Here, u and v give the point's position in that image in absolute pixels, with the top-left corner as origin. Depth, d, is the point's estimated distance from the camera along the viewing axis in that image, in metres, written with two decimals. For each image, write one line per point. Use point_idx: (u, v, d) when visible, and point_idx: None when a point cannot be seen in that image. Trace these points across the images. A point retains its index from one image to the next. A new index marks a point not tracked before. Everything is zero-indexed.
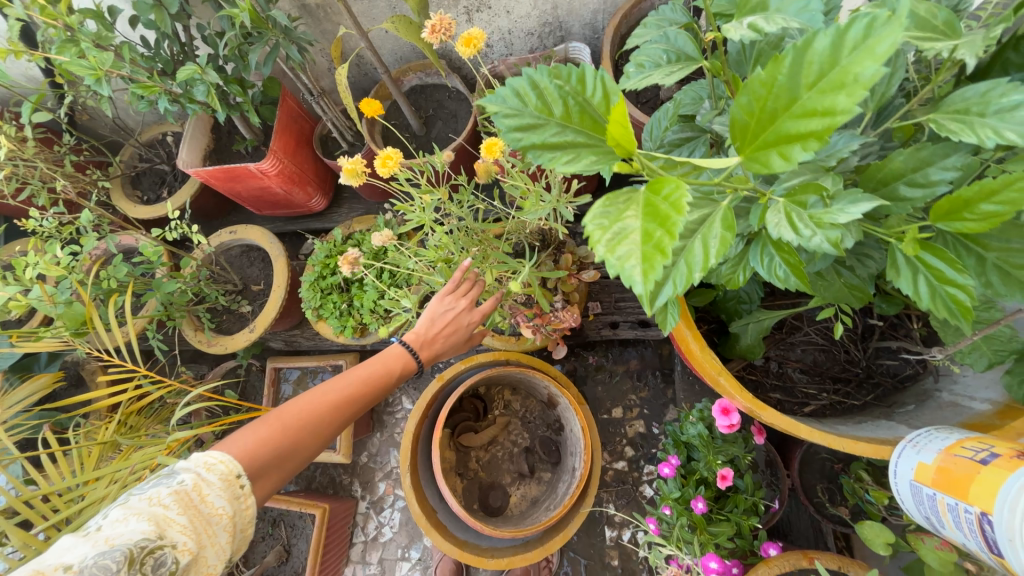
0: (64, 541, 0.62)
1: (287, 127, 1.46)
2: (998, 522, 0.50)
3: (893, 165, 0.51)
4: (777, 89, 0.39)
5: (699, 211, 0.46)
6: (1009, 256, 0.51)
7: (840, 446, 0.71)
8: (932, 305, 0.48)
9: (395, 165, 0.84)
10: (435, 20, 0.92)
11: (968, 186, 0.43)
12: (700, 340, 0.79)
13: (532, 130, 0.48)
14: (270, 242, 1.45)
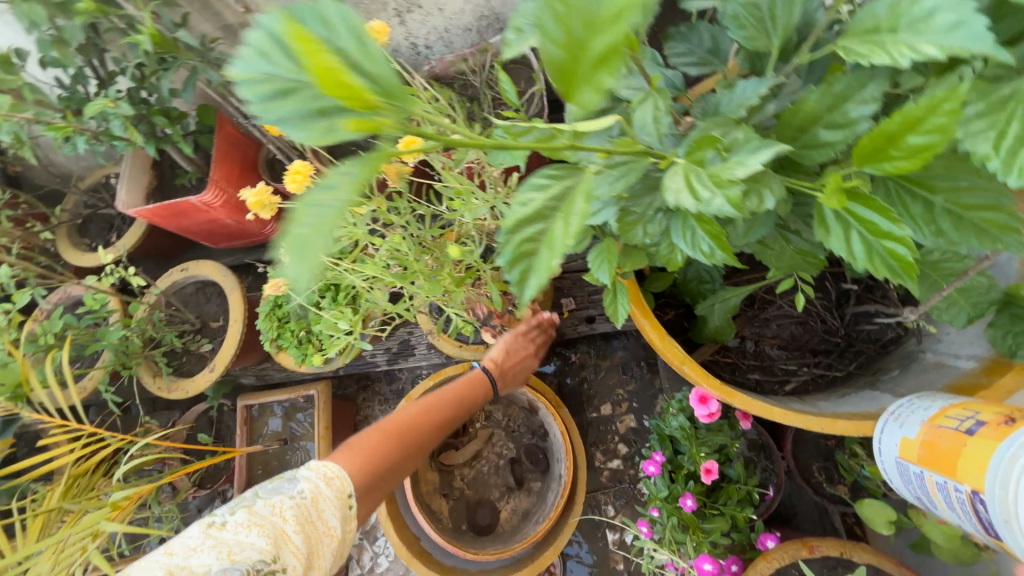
0: (192, 535, 0.62)
1: (227, 155, 1.39)
2: (991, 502, 0.44)
3: (807, 107, 0.45)
4: (571, 2, 0.30)
5: (561, 183, 0.38)
6: (958, 197, 0.46)
7: (819, 428, 0.66)
8: (871, 266, 0.41)
9: (306, 180, 0.77)
10: None
11: (889, 119, 0.36)
12: (660, 329, 0.73)
13: (286, 98, 0.33)
14: (222, 275, 1.38)
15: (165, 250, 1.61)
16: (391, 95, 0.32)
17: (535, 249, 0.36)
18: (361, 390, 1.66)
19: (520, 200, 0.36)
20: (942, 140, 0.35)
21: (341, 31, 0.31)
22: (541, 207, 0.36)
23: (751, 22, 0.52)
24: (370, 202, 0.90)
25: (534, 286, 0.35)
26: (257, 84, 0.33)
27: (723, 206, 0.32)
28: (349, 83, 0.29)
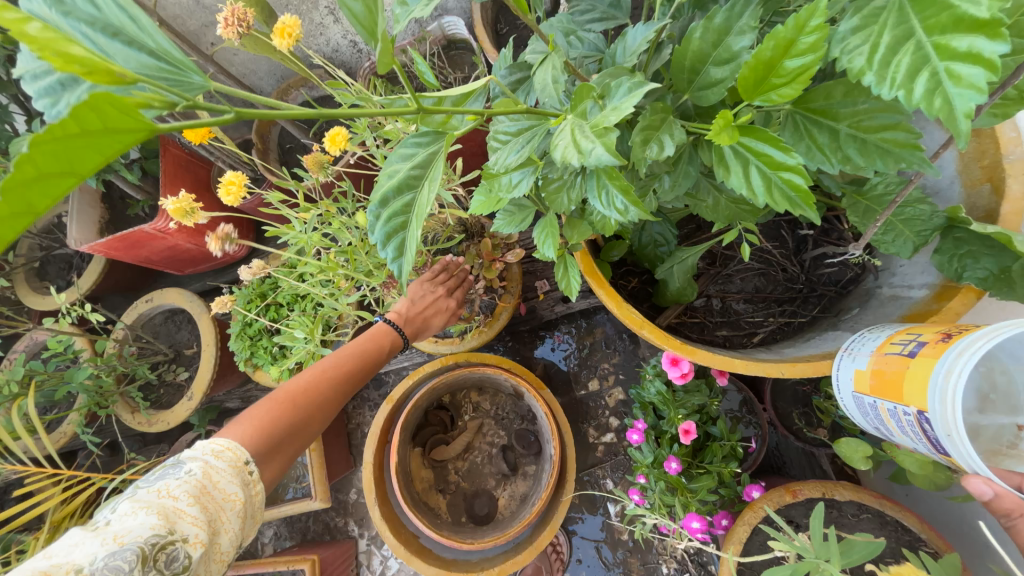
0: (71, 536, 0.58)
1: (177, 178, 1.35)
2: (938, 418, 0.45)
3: (693, 47, 0.39)
4: None
5: (425, 151, 0.40)
6: (860, 121, 0.44)
7: (780, 373, 0.66)
8: (769, 200, 0.38)
9: (240, 191, 0.76)
10: (224, 11, 0.78)
11: (764, 43, 0.33)
12: (616, 296, 0.73)
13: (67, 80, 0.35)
14: (188, 301, 1.35)
15: (130, 284, 1.57)
16: (171, 71, 0.37)
17: (408, 213, 0.39)
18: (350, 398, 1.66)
19: (387, 172, 0.39)
20: (817, 60, 0.33)
21: (110, 11, 0.36)
22: (410, 176, 0.39)
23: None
24: (317, 206, 0.88)
25: (408, 254, 0.37)
26: (40, 77, 0.34)
27: (611, 157, 0.31)
28: (76, 54, 0.28)
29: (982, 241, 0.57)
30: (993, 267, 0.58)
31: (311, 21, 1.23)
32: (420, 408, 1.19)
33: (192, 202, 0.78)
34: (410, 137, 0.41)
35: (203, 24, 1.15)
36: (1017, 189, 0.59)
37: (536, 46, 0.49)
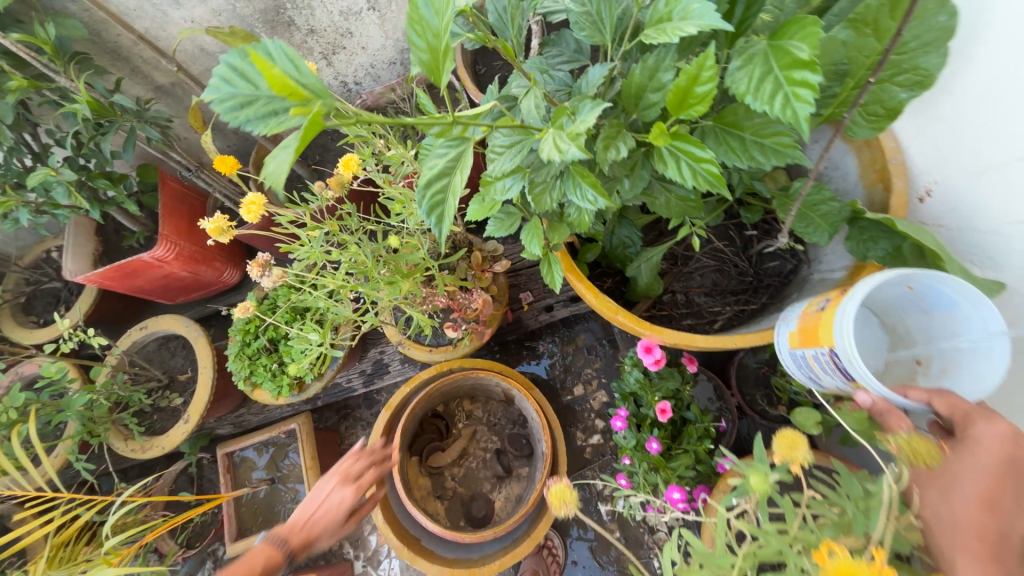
0: None
1: (174, 209, 1.41)
2: (842, 351, 0.56)
3: (635, 81, 0.52)
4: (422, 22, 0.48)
5: (453, 148, 0.49)
6: (761, 130, 0.58)
7: (735, 343, 0.78)
8: (696, 183, 0.49)
9: (261, 210, 0.84)
10: None
11: (678, 77, 0.44)
12: (594, 289, 0.84)
13: (243, 106, 0.43)
14: (184, 326, 1.39)
15: (121, 315, 1.59)
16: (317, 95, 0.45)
17: (446, 195, 0.48)
18: (343, 419, 1.69)
19: (430, 164, 0.48)
20: (716, 85, 0.44)
21: None
22: (446, 166, 0.48)
23: (588, 22, 0.57)
24: (322, 225, 0.96)
25: (448, 222, 0.48)
26: (227, 99, 0.43)
27: (580, 151, 0.41)
28: (291, 85, 0.42)
29: (879, 227, 0.73)
30: (888, 247, 0.73)
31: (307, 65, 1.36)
32: (416, 415, 1.25)
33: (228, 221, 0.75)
34: (443, 143, 0.49)
35: (206, 69, 1.26)
36: (899, 186, 0.74)
37: (519, 82, 0.61)
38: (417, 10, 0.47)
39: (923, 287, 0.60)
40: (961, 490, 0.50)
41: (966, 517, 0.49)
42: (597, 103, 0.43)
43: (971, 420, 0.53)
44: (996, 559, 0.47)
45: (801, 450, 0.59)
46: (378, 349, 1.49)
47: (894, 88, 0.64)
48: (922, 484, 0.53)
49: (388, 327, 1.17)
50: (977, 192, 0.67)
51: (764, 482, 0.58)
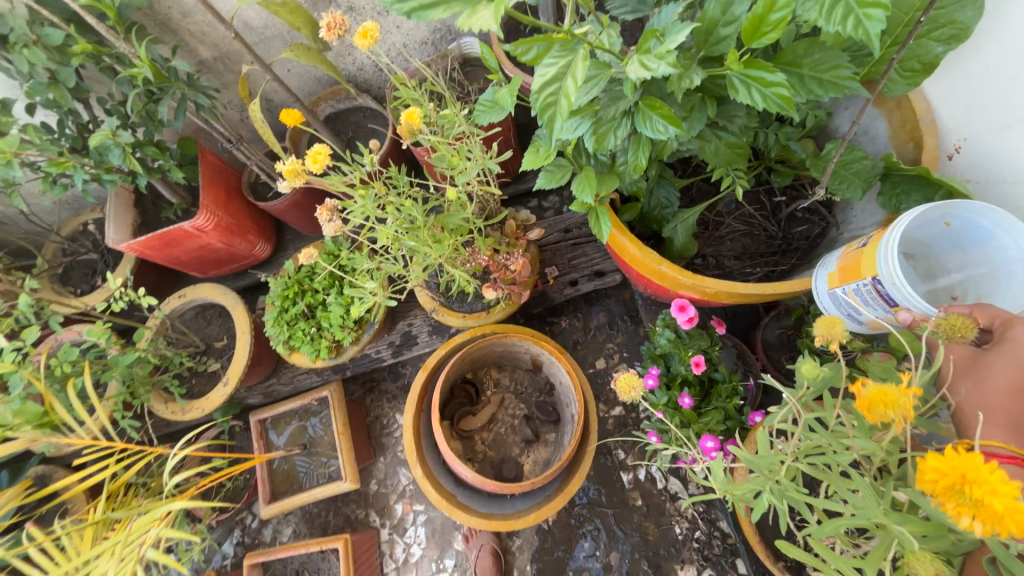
0: None
1: (212, 182, 1.45)
2: (885, 275, 0.61)
3: (707, 17, 0.53)
4: None
5: (562, 59, 0.48)
6: (819, 67, 0.60)
7: (773, 288, 0.84)
8: (766, 106, 0.52)
9: (327, 160, 0.84)
10: (329, 18, 0.95)
11: (755, 4, 0.47)
12: (636, 242, 0.91)
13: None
14: (222, 293, 1.43)
15: (156, 286, 1.63)
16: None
17: (557, 99, 0.48)
18: (368, 392, 1.73)
19: (540, 70, 0.47)
20: (790, 13, 0.47)
21: None
22: (557, 72, 0.47)
23: None
24: (372, 186, 1.01)
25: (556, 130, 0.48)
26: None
27: (669, 67, 0.45)
28: None
29: (912, 181, 0.78)
30: (921, 199, 0.77)
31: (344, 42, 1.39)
32: (450, 379, 1.30)
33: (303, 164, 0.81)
34: (550, 55, 0.48)
35: (250, 43, 1.31)
36: (931, 141, 0.79)
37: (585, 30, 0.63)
38: None
39: (960, 222, 0.66)
40: (993, 378, 0.55)
41: (995, 399, 0.54)
42: (682, 26, 0.47)
43: (1011, 325, 0.56)
44: (1014, 432, 0.53)
45: (842, 328, 0.57)
46: (406, 321, 1.50)
47: (930, 43, 0.68)
48: (958, 374, 0.59)
49: (422, 293, 1.23)
50: (1002, 145, 0.72)
51: (814, 369, 0.58)
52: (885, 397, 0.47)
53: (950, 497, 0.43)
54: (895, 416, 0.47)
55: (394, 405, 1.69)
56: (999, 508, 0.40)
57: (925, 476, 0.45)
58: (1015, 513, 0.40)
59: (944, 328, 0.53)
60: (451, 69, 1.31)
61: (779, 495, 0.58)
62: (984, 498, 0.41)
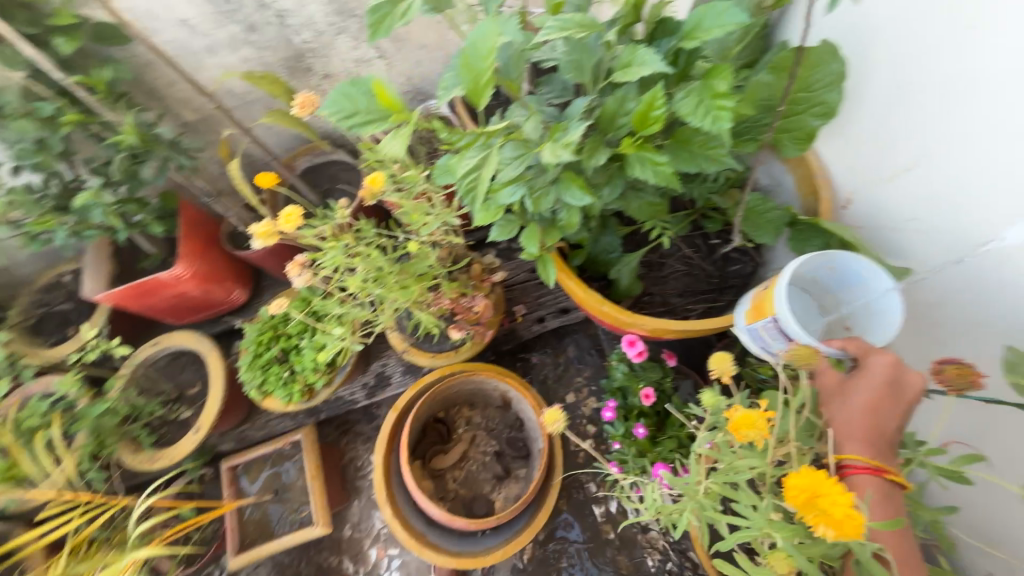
0: None
1: (192, 233, 1.50)
2: (781, 316, 0.72)
3: (609, 110, 0.64)
4: (479, 69, 0.59)
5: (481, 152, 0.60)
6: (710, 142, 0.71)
7: (701, 326, 0.96)
8: (657, 181, 0.63)
9: (299, 219, 0.92)
10: (302, 97, 1.06)
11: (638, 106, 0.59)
12: (582, 285, 1.02)
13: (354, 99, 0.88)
14: (197, 339, 1.46)
15: (130, 335, 1.65)
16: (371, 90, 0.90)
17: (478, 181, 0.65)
18: (343, 434, 1.72)
19: None
20: (664, 113, 0.58)
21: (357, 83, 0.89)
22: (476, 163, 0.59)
23: (571, 65, 0.65)
24: (342, 238, 1.09)
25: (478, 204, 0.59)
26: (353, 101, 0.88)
27: (571, 154, 0.57)
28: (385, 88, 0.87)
29: (812, 228, 0.90)
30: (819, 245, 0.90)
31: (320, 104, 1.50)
32: (420, 418, 1.35)
33: (274, 224, 0.92)
34: (471, 151, 0.65)
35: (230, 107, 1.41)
36: (826, 194, 0.91)
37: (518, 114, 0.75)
38: (467, 52, 0.59)
39: (840, 266, 0.77)
40: (854, 399, 0.64)
41: (857, 419, 0.63)
42: (579, 123, 0.58)
43: (870, 354, 0.66)
44: (874, 447, 0.61)
45: (729, 362, 0.70)
46: (380, 362, 1.55)
47: (809, 118, 0.82)
48: (827, 396, 0.67)
49: (393, 335, 1.29)
50: (881, 198, 0.84)
51: (713, 398, 0.69)
52: (748, 419, 0.59)
53: (806, 509, 0.53)
54: (754, 435, 0.59)
55: (369, 446, 1.70)
56: (838, 513, 0.51)
57: (788, 493, 0.54)
58: (851, 518, 0.51)
59: (791, 360, 0.68)
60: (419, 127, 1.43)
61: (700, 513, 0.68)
62: (829, 508, 0.51)
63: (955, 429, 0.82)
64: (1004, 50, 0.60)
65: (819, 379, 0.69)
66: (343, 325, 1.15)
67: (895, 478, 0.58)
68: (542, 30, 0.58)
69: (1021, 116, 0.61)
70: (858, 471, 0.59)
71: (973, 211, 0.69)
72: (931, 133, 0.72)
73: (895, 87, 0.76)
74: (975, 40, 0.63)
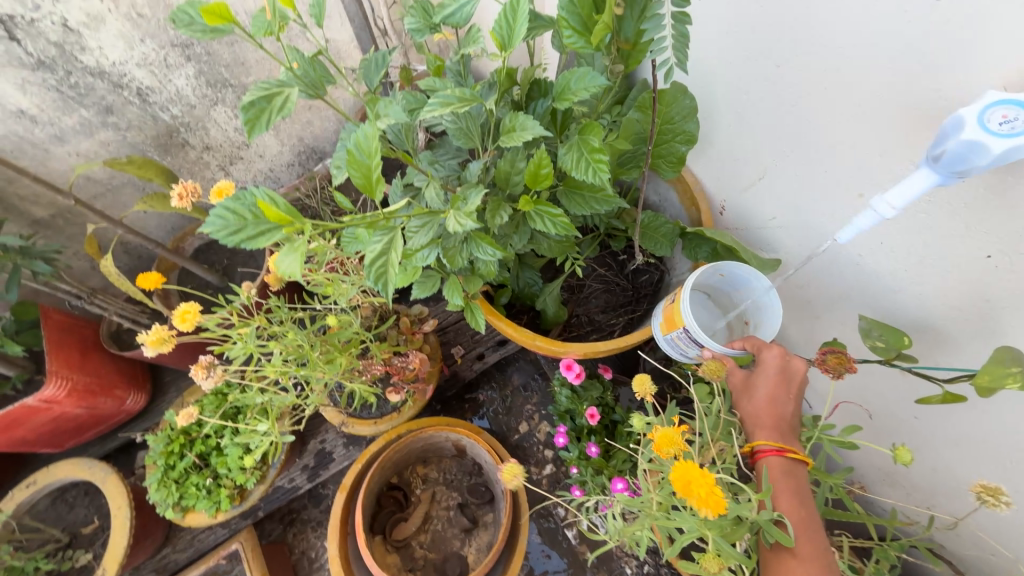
0: None
1: (62, 343, 1.27)
2: (689, 326, 0.79)
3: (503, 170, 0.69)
4: (371, 167, 0.53)
5: (386, 232, 0.60)
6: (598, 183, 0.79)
7: (626, 341, 1.03)
8: (557, 231, 0.68)
9: (197, 316, 0.87)
10: (178, 189, 1.02)
11: (528, 167, 0.63)
12: (511, 324, 1.05)
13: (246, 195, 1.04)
14: (87, 466, 1.22)
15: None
16: None
17: (386, 267, 0.59)
18: (289, 526, 1.56)
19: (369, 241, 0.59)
20: (551, 170, 0.63)
21: None
22: (382, 247, 0.59)
23: (460, 132, 0.70)
24: (251, 322, 1.00)
25: (391, 283, 0.59)
26: None
27: (475, 221, 0.60)
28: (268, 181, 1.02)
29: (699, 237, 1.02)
30: (708, 251, 1.01)
31: (204, 178, 1.39)
32: (373, 490, 1.26)
33: (167, 329, 0.83)
34: (376, 233, 0.61)
35: (93, 196, 1.25)
36: (704, 206, 1.04)
37: (418, 178, 0.77)
38: (352, 153, 0.52)
39: (729, 272, 0.89)
40: (757, 393, 0.72)
41: (762, 410, 0.71)
42: (477, 191, 0.62)
43: (763, 349, 0.75)
44: (778, 431, 0.70)
45: (648, 383, 0.79)
46: (318, 439, 1.44)
47: (676, 146, 0.94)
48: (737, 394, 0.75)
49: (328, 410, 1.21)
50: (745, 204, 0.98)
51: (643, 421, 0.75)
52: (667, 436, 0.67)
53: (685, 492, 0.60)
54: (674, 452, 0.66)
55: (321, 533, 1.54)
56: (698, 486, 0.58)
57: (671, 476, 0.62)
58: (712, 495, 0.59)
59: (704, 377, 0.74)
60: (321, 189, 1.37)
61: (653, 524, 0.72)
62: (694, 482, 0.59)
63: (839, 391, 0.92)
64: (802, 85, 0.74)
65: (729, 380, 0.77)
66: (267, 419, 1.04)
67: (797, 455, 0.67)
68: (426, 106, 0.60)
69: (825, 134, 0.74)
70: (767, 453, 0.67)
71: (813, 211, 0.82)
72: (768, 151, 0.86)
73: (736, 115, 0.89)
74: (781, 78, 0.76)
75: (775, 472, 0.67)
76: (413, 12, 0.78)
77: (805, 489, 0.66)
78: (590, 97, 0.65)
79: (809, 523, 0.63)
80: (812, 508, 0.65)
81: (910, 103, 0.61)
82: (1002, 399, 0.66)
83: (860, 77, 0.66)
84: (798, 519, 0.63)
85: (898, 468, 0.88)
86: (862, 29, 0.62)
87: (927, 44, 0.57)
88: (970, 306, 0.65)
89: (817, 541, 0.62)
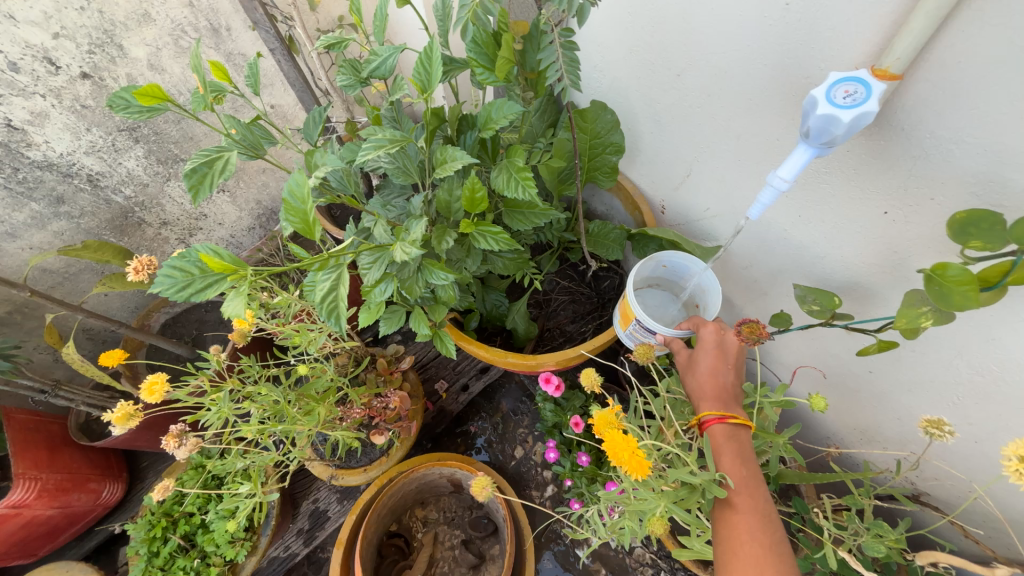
0: None
1: (29, 441, 1.22)
2: (640, 318, 0.83)
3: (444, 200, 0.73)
4: (307, 209, 0.56)
5: (335, 271, 0.63)
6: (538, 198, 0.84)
7: (593, 344, 1.06)
8: (501, 247, 0.72)
9: (165, 386, 0.86)
10: (134, 263, 1.02)
11: (465, 192, 0.68)
12: (482, 345, 1.08)
13: None
14: (63, 569, 1.15)
15: None
16: None
17: (337, 302, 0.62)
18: None
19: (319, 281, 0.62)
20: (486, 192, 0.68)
21: None
22: (332, 284, 0.62)
23: (399, 171, 0.75)
24: (223, 386, 0.99)
25: (345, 317, 0.62)
26: None
27: (419, 248, 0.63)
28: None
29: (646, 237, 1.08)
30: (656, 248, 1.07)
31: (164, 253, 1.41)
32: (370, 542, 1.22)
33: (133, 404, 0.82)
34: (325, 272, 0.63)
35: (50, 286, 1.25)
36: (645, 208, 1.11)
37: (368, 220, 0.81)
38: (287, 200, 0.56)
39: (670, 262, 0.95)
40: (700, 368, 0.72)
41: (705, 382, 0.71)
42: (419, 222, 0.66)
43: (703, 326, 0.76)
44: (722, 401, 0.68)
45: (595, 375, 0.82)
46: (310, 498, 1.40)
47: (608, 156, 1.01)
48: (683, 371, 0.75)
49: (314, 464, 1.19)
50: (681, 200, 1.05)
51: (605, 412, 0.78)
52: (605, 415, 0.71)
53: (615, 460, 0.65)
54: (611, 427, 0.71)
55: None
56: (621, 450, 0.64)
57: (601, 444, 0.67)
58: (635, 458, 0.64)
59: (638, 360, 0.81)
60: (283, 247, 1.40)
61: (638, 513, 0.74)
62: (619, 449, 0.64)
63: (799, 361, 0.97)
64: (701, 88, 0.82)
65: (676, 359, 0.78)
66: (250, 482, 1.01)
67: (739, 420, 0.65)
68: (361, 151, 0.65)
69: (731, 126, 0.82)
70: (711, 422, 0.66)
71: (737, 196, 0.89)
72: (688, 149, 0.93)
73: (655, 121, 0.97)
74: (684, 84, 0.85)
75: (719, 438, 0.65)
76: (343, 71, 0.85)
77: (749, 453, 0.65)
78: (511, 123, 0.71)
79: (751, 480, 0.62)
80: (756, 469, 0.63)
81: (789, 91, 0.69)
82: (931, 337, 0.71)
83: (745, 74, 0.74)
84: (740, 479, 0.62)
85: (867, 427, 0.92)
86: (738, 34, 0.71)
87: (787, 42, 0.66)
88: (884, 259, 0.71)
89: (759, 496, 0.61)
